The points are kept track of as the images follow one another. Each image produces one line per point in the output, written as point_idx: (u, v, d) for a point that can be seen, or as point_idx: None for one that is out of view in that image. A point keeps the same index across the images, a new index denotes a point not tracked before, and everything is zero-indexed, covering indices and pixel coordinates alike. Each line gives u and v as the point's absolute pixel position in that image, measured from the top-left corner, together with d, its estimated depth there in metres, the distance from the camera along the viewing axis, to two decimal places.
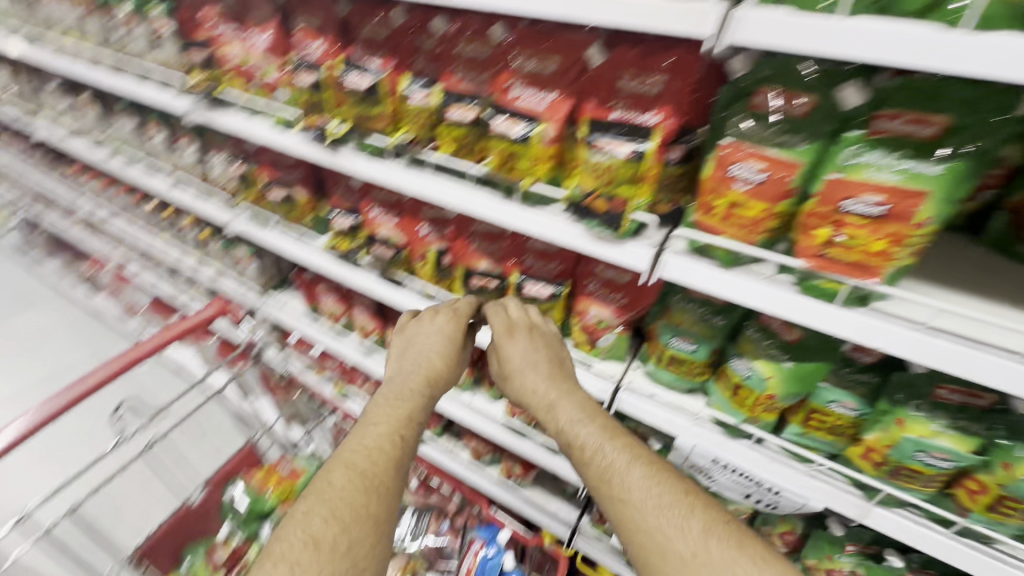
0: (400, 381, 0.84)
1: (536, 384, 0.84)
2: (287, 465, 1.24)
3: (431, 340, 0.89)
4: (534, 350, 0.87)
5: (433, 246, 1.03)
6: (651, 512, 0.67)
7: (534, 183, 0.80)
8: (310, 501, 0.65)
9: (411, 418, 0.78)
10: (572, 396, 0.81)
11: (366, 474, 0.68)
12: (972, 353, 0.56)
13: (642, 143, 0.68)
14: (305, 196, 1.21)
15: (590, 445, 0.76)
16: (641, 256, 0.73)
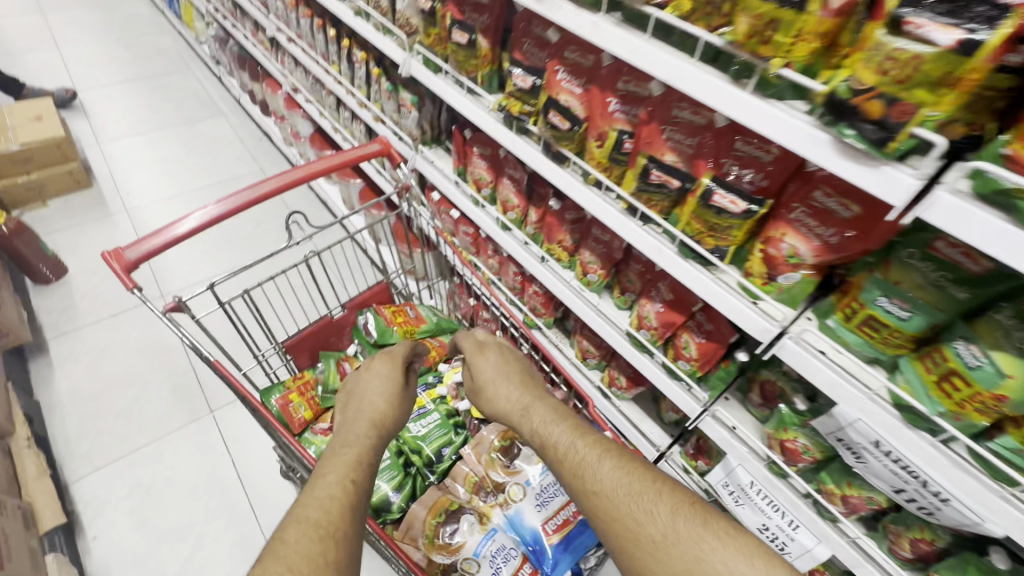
0: (347, 430, 0.88)
1: (510, 398, 0.94)
2: (413, 310, 1.32)
3: (380, 387, 0.96)
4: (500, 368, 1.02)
5: (617, 128, 0.91)
6: (626, 501, 0.74)
7: (783, 68, 0.64)
8: (263, 565, 0.63)
9: (367, 458, 0.83)
10: (540, 403, 0.92)
11: (321, 524, 0.68)
12: None
13: (982, 32, 0.49)
14: (486, 46, 1.12)
15: (561, 442, 0.84)
16: (898, 187, 0.57)
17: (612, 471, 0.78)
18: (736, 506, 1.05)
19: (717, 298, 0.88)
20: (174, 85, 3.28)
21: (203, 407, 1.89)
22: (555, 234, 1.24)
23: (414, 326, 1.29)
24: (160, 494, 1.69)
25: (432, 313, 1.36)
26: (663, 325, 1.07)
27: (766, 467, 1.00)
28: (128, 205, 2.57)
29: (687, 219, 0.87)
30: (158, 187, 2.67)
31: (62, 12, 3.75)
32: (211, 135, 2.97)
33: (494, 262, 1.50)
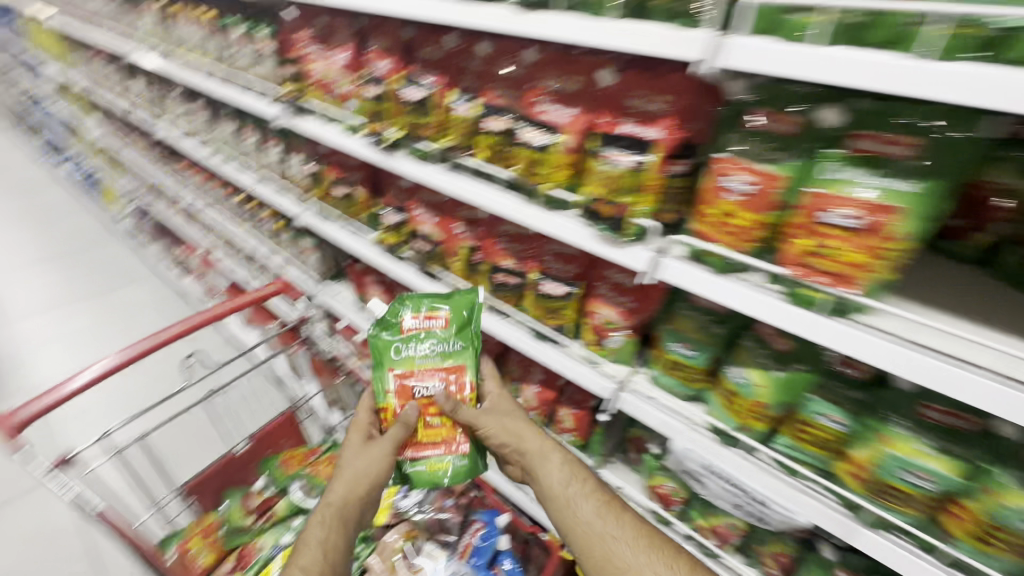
0: (353, 466, 0.91)
1: (526, 438, 0.98)
2: (427, 381, 0.94)
3: (354, 450, 0.94)
4: (500, 403, 1.01)
5: (466, 244, 1.13)
6: (609, 540, 0.86)
7: (552, 189, 0.88)
8: (295, 558, 0.84)
9: (326, 539, 0.86)
10: (558, 451, 0.98)
11: (327, 539, 0.86)
12: (952, 370, 0.59)
13: (642, 155, 0.75)
14: (362, 195, 1.35)
15: (578, 508, 0.91)
16: (639, 258, 0.80)
17: (610, 523, 0.89)
18: None
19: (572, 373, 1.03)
20: (90, 259, 3.36)
21: None
22: None
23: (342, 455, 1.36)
24: None
25: (439, 304, 0.96)
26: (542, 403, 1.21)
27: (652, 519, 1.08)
28: (27, 385, 2.47)
29: (531, 307, 1.08)
30: (66, 361, 2.61)
31: None
32: (128, 302, 3.01)
33: None
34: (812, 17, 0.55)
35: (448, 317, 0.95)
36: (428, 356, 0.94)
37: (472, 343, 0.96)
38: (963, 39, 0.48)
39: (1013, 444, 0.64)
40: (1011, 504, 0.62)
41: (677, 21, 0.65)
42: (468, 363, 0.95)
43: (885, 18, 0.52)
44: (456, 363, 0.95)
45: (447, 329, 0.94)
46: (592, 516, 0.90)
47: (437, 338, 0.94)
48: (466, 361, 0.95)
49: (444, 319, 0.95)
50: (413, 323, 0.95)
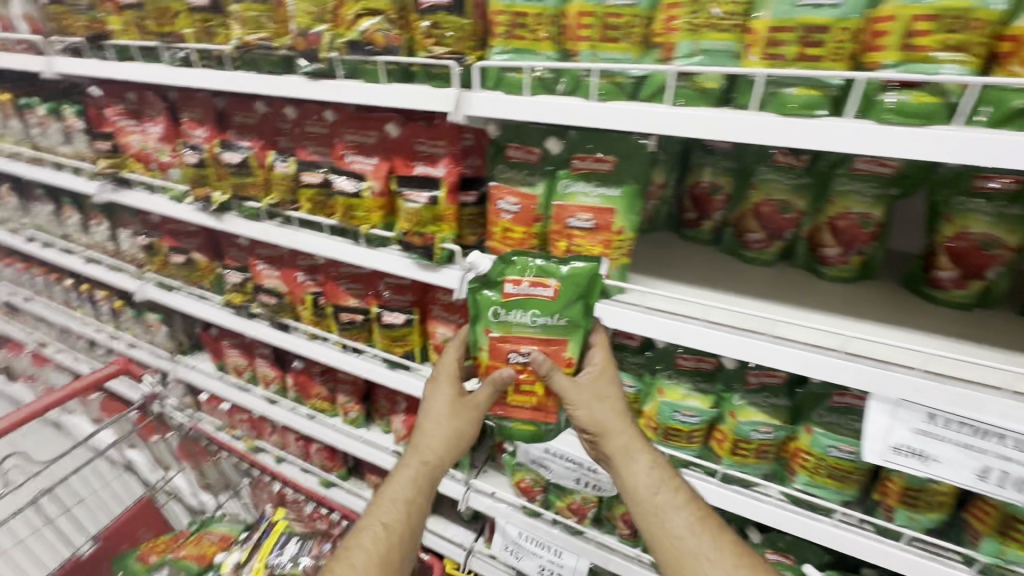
0: (432, 428, 0.82)
1: (614, 434, 0.75)
2: (523, 349, 0.75)
3: (440, 407, 0.82)
4: (598, 380, 0.76)
5: (309, 291, 1.18)
6: (704, 562, 0.70)
7: (371, 229, 0.98)
8: (370, 516, 0.81)
9: (401, 504, 0.81)
10: (648, 453, 0.76)
11: (400, 520, 0.80)
12: (676, 324, 0.78)
13: (434, 191, 0.88)
14: (203, 260, 1.35)
15: (665, 516, 0.73)
16: (452, 277, 0.92)
17: (705, 540, 0.71)
18: (519, 561, 1.20)
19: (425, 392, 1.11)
20: None
21: None
22: (312, 389, 1.41)
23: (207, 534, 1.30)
24: None
25: (552, 268, 0.73)
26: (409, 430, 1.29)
27: (522, 512, 1.18)
28: None
29: (380, 339, 1.15)
30: None
31: None
32: None
33: (278, 435, 1.58)
34: (521, 74, 0.73)
35: (558, 288, 0.73)
36: (526, 325, 0.75)
37: (585, 315, 0.75)
38: (610, 86, 0.69)
39: (736, 373, 0.85)
40: (745, 418, 0.82)
41: (434, 81, 0.80)
42: (575, 340, 0.75)
43: (565, 75, 0.71)
44: (564, 333, 0.75)
45: (557, 299, 0.73)
46: (682, 530, 0.72)
47: (539, 310, 0.74)
48: (573, 337, 0.75)
49: (553, 289, 0.72)
50: (514, 288, 0.73)
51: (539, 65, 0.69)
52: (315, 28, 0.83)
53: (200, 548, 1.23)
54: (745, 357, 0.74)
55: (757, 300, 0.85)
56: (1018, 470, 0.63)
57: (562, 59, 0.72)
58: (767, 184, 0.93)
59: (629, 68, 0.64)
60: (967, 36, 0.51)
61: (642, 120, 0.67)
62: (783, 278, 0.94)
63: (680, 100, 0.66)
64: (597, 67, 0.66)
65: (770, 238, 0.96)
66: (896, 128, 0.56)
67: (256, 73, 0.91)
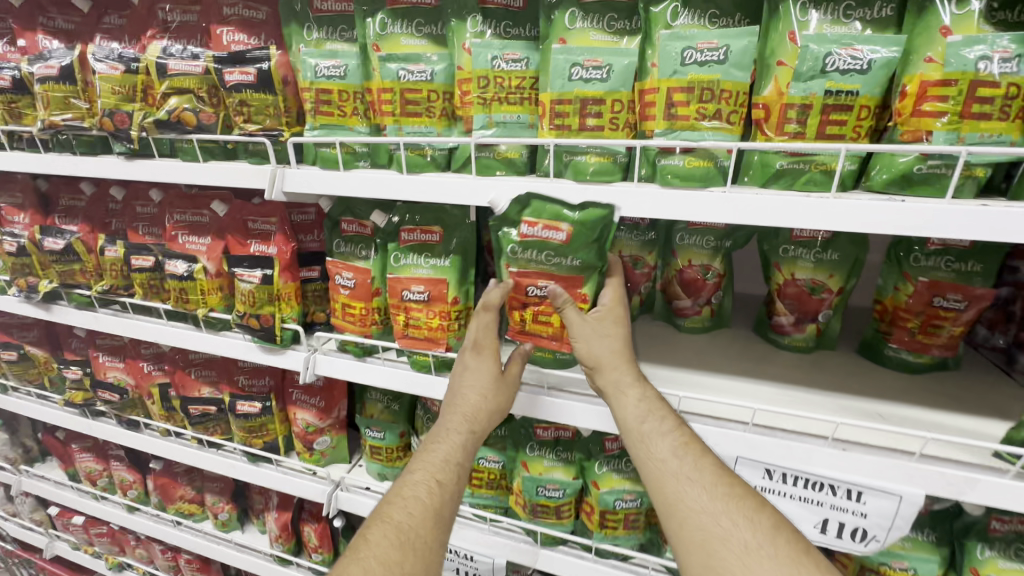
0: (461, 395, 0.68)
1: (610, 367, 0.64)
2: (540, 287, 0.68)
3: (476, 372, 0.69)
4: (605, 319, 0.66)
5: (157, 382, 1.07)
6: (684, 484, 0.58)
7: (210, 312, 0.89)
8: (393, 498, 0.63)
9: (433, 469, 0.65)
10: (637, 383, 0.64)
11: (437, 499, 0.63)
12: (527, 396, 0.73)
13: (267, 269, 0.83)
14: (40, 355, 1.20)
15: (664, 457, 0.60)
16: (297, 359, 0.85)
17: (689, 464, 0.59)
18: None
19: (290, 486, 0.99)
20: None
21: None
22: (174, 491, 1.25)
23: None
24: None
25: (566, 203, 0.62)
26: (283, 528, 1.13)
27: None
28: None
29: (238, 432, 1.02)
30: None
31: None
32: None
33: (142, 549, 1.38)
34: (335, 149, 0.71)
35: (571, 230, 0.63)
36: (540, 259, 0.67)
37: (600, 255, 0.65)
38: (420, 158, 0.68)
39: (595, 439, 0.82)
40: (608, 488, 0.79)
41: (253, 158, 0.76)
42: (591, 277, 0.66)
43: (380, 150, 0.71)
44: (579, 270, 0.67)
45: (569, 245, 0.64)
46: (669, 461, 0.59)
47: (553, 251, 0.66)
48: (589, 274, 0.67)
49: (566, 233, 0.63)
50: (527, 230, 0.64)
51: (350, 140, 0.68)
52: (123, 108, 0.78)
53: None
54: (598, 426, 0.70)
55: None
56: (853, 521, 0.64)
57: (374, 132, 0.70)
58: (618, 241, 0.93)
59: (431, 140, 0.63)
60: (719, 104, 0.55)
61: (455, 189, 0.65)
62: (644, 333, 0.94)
63: (487, 170, 0.66)
64: (403, 141, 0.65)
65: (627, 294, 0.96)
66: (677, 190, 0.57)
67: (67, 154, 0.84)
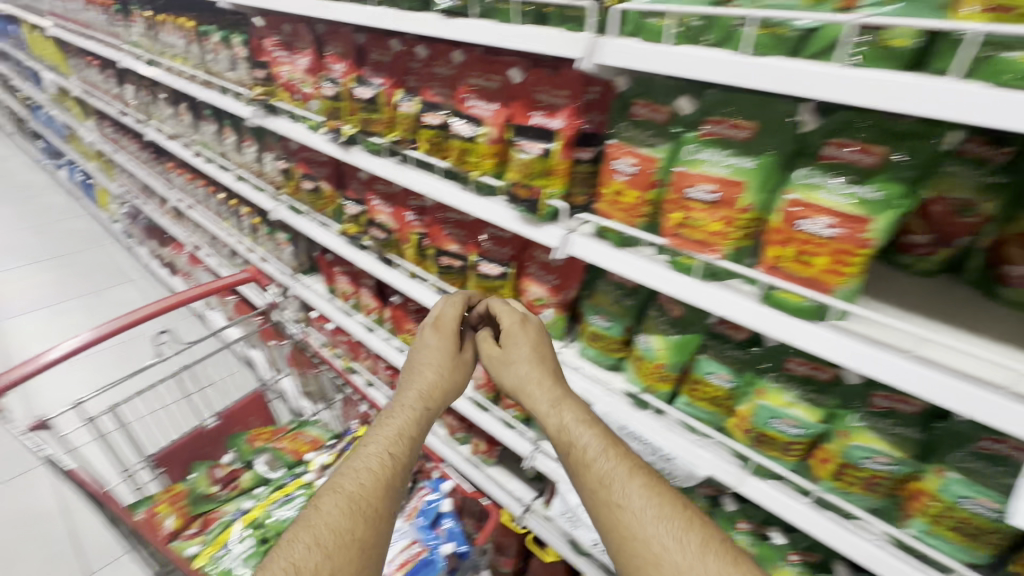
0: (418, 381, 0.93)
1: (528, 383, 0.91)
2: (819, 220, 0.63)
3: (436, 352, 0.97)
4: (517, 353, 0.95)
5: (416, 230, 1.23)
6: (629, 492, 0.75)
7: (482, 176, 0.98)
8: (353, 463, 0.79)
9: (402, 439, 0.84)
10: (565, 398, 0.88)
11: (389, 459, 0.80)
12: (790, 319, 0.67)
13: (549, 144, 0.86)
14: (328, 189, 1.46)
15: (603, 472, 0.78)
16: (553, 235, 0.89)
17: (626, 481, 0.77)
18: (575, 530, 1.22)
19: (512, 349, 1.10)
20: (82, 260, 3.44)
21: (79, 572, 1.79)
22: (405, 324, 1.49)
23: (300, 434, 1.46)
24: None
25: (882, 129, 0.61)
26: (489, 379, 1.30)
27: None
28: None
29: (473, 288, 1.16)
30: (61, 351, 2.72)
31: None
32: (118, 301, 3.09)
33: (369, 361, 1.71)
34: (665, 19, 0.66)
35: (882, 158, 0.60)
36: (834, 192, 0.62)
37: (906, 195, 0.60)
38: (770, 37, 0.60)
39: (860, 390, 0.73)
40: (859, 442, 0.72)
41: (566, 25, 0.76)
42: (883, 219, 0.60)
43: (716, 23, 0.63)
44: (873, 211, 0.60)
45: (872, 174, 0.60)
46: (604, 480, 0.77)
47: (856, 177, 0.62)
48: (881, 217, 0.60)
49: (878, 158, 0.60)
50: (832, 151, 0.63)
51: (689, 9, 0.61)
52: None
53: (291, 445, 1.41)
54: (888, 377, 0.61)
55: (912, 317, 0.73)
56: None
57: (716, 5, 0.65)
58: (948, 179, 0.76)
59: (801, 15, 0.54)
60: None
61: (805, 78, 0.56)
62: (947, 301, 0.79)
63: (857, 59, 0.56)
64: (760, 13, 0.57)
65: (938, 244, 0.80)
66: None
67: (395, 9, 0.93)
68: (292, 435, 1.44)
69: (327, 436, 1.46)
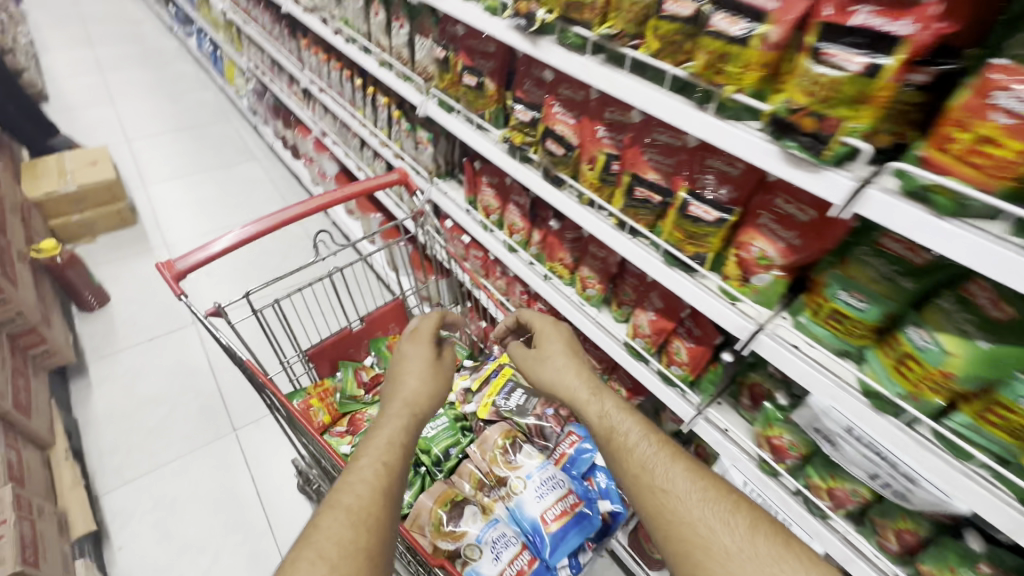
0: (406, 394, 0.99)
1: (568, 381, 1.01)
2: None
3: (418, 362, 1.04)
4: (557, 353, 1.06)
5: (605, 150, 1.03)
6: (671, 477, 0.84)
7: (736, 93, 0.75)
8: (348, 480, 0.80)
9: (401, 439, 0.91)
10: (599, 393, 0.98)
11: (387, 474, 0.82)
12: None
13: (878, 58, 0.60)
14: (492, 87, 1.27)
15: (641, 462, 0.86)
16: (838, 187, 0.67)
17: (666, 468, 0.85)
18: None
19: (715, 311, 0.95)
20: (213, 133, 3.56)
21: (227, 425, 2.00)
22: (556, 253, 1.35)
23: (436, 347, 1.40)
24: (182, 508, 1.77)
25: None
26: (655, 331, 1.15)
27: (757, 467, 1.05)
28: (167, 241, 2.76)
29: (668, 230, 0.98)
30: (198, 221, 2.90)
31: (118, 73, 4.19)
32: (246, 178, 3.20)
33: (502, 282, 1.61)
34: None
35: None
36: None
37: None
38: None
39: None
40: None
41: None
42: None
43: None
44: None
45: None
46: (640, 467, 0.86)
47: None
48: None
49: None
50: None
51: None
52: None
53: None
54: None
55: None
56: None
57: None
58: None
59: None
60: None
61: None
62: None
63: None
64: None
65: None
66: None
67: None
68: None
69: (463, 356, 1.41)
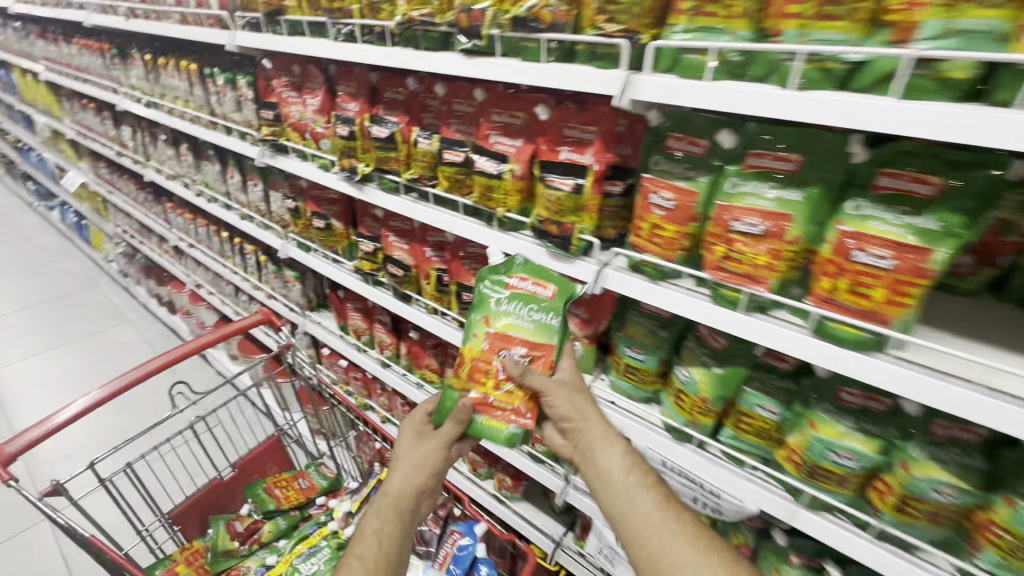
0: (421, 450, 0.92)
1: (607, 464, 0.78)
2: (874, 251, 0.61)
3: (419, 450, 0.92)
4: (603, 433, 0.81)
5: (435, 267, 1.21)
6: (670, 542, 0.70)
7: (507, 212, 0.95)
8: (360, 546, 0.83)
9: (407, 495, 0.89)
10: (640, 468, 0.78)
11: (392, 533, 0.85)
12: (861, 358, 0.65)
13: (580, 179, 0.83)
14: (340, 226, 1.44)
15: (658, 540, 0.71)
16: (586, 270, 0.86)
17: (671, 522, 0.73)
18: (613, 566, 1.17)
19: (924, 392, 0.62)
20: (79, 303, 3.36)
21: None
22: (423, 360, 1.46)
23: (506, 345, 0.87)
24: None
25: (937, 166, 0.61)
26: None
27: None
28: (16, 428, 2.45)
29: None
30: (56, 399, 2.62)
31: None
32: (117, 342, 3.01)
33: (385, 398, 1.66)
34: (704, 56, 0.65)
35: (940, 188, 0.60)
36: (892, 223, 0.60)
37: (963, 225, 0.58)
38: (819, 72, 0.58)
39: (917, 418, 0.72)
40: (921, 474, 0.69)
41: (595, 62, 0.75)
42: (941, 248, 0.58)
43: (761, 57, 0.62)
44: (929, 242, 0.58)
45: (930, 204, 0.60)
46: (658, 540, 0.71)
47: (909, 208, 0.61)
48: (939, 246, 0.58)
49: (936, 189, 0.59)
50: (887, 181, 0.62)
51: (729, 46, 0.61)
52: (477, 4, 0.83)
53: (497, 412, 0.88)
54: (945, 406, 0.61)
55: (981, 344, 0.68)
56: None
57: (757, 38, 0.64)
58: None
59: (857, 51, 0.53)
60: None
61: (834, 113, 0.56)
62: (1005, 319, 0.73)
63: (914, 93, 0.54)
64: (805, 50, 0.56)
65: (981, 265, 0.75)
66: None
67: (414, 49, 0.94)
68: (486, 371, 0.88)
69: (551, 335, 0.86)
